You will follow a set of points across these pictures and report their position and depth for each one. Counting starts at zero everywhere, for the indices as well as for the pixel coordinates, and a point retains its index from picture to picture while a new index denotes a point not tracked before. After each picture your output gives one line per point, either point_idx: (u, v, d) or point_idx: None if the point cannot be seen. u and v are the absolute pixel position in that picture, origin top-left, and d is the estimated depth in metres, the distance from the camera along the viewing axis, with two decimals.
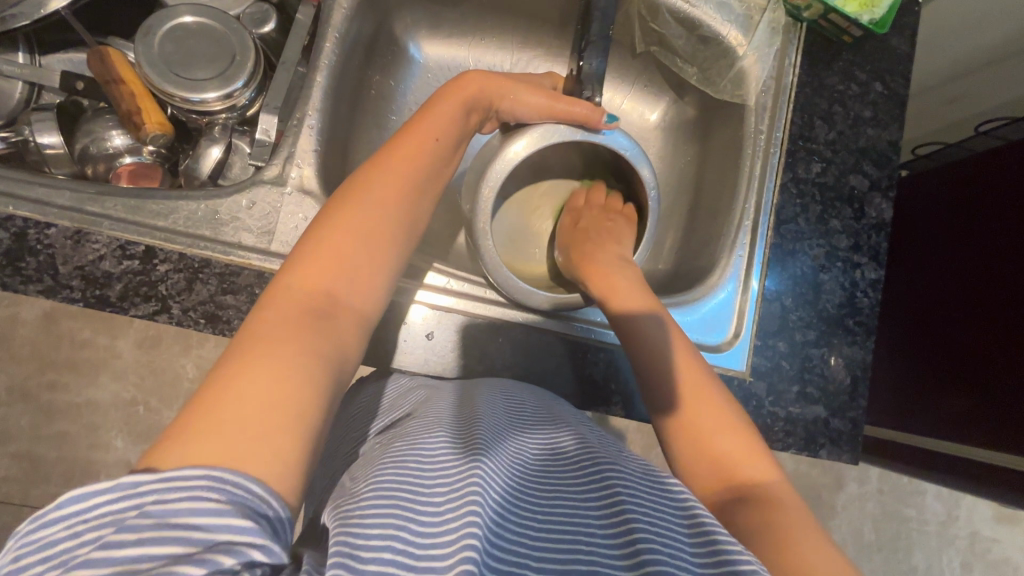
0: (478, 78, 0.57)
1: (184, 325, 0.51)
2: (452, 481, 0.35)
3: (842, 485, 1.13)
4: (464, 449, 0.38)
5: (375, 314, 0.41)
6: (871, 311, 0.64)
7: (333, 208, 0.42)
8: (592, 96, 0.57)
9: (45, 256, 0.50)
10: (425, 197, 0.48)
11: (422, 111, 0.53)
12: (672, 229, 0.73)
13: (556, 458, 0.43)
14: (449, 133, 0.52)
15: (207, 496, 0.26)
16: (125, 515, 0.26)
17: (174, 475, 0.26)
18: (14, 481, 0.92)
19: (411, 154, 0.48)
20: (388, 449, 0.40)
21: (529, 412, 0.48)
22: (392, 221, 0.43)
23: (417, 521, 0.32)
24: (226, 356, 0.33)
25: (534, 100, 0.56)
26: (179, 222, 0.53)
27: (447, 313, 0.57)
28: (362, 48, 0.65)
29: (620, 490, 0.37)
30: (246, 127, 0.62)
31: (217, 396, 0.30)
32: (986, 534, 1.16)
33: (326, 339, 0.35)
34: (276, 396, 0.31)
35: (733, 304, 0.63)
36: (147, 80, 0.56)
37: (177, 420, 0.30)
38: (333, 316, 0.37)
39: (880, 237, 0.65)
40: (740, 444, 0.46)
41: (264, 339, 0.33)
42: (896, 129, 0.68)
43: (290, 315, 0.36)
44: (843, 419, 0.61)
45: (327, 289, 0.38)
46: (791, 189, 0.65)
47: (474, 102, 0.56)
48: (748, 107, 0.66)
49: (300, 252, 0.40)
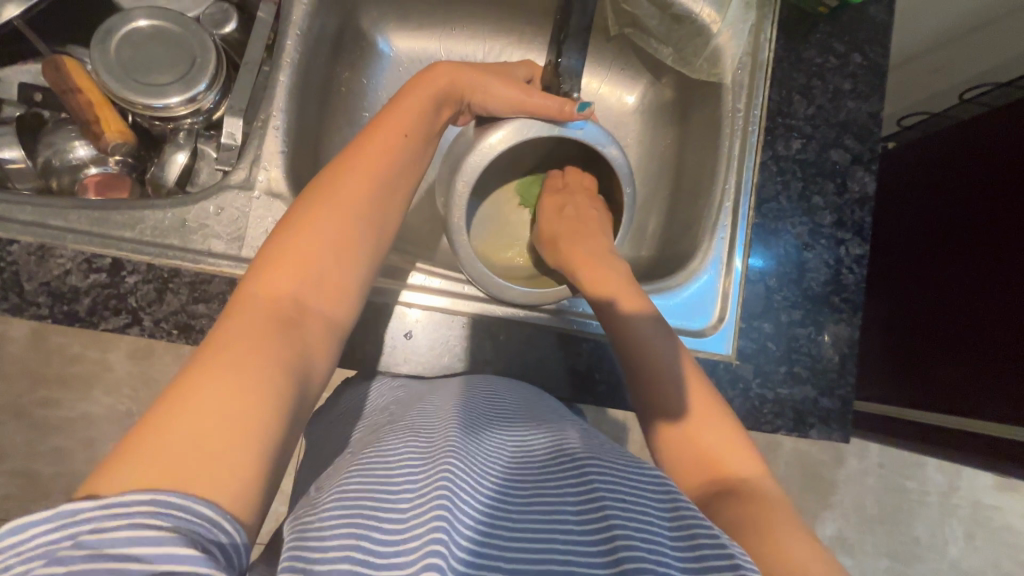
0: (448, 68, 0.55)
1: (156, 337, 0.51)
2: (420, 485, 0.35)
3: (842, 461, 1.13)
4: (434, 450, 0.38)
5: (346, 321, 0.41)
6: (857, 287, 0.63)
7: (297, 212, 0.41)
8: (570, 91, 0.56)
9: (9, 274, 0.49)
10: (398, 194, 0.47)
11: (391, 103, 0.52)
12: (654, 214, 0.72)
13: (533, 451, 0.42)
14: (415, 125, 0.51)
15: (148, 523, 0.25)
16: (59, 545, 0.25)
17: (114, 500, 0.26)
18: (14, 497, 0.91)
19: (373, 150, 0.46)
20: (358, 459, 0.39)
21: (507, 409, 0.47)
22: (357, 224, 0.42)
23: (381, 528, 0.32)
24: (187, 367, 0.32)
25: (504, 91, 0.55)
26: (146, 232, 0.52)
27: (425, 310, 0.57)
28: (328, 45, 0.64)
29: (598, 482, 0.37)
30: (213, 131, 0.61)
31: (171, 414, 0.29)
32: (987, 503, 1.16)
33: (291, 349, 0.35)
34: (237, 410, 0.30)
35: (716, 287, 0.62)
36: (107, 88, 0.55)
37: (123, 441, 0.28)
38: (297, 322, 0.37)
39: (864, 211, 0.64)
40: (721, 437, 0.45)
41: (224, 347, 0.33)
42: (877, 100, 0.66)
43: (253, 323, 0.35)
44: (832, 398, 0.60)
45: (291, 296, 0.37)
46: (770, 167, 0.64)
47: (445, 95, 0.54)
48: (724, 86, 0.65)
49: (261, 259, 0.39)
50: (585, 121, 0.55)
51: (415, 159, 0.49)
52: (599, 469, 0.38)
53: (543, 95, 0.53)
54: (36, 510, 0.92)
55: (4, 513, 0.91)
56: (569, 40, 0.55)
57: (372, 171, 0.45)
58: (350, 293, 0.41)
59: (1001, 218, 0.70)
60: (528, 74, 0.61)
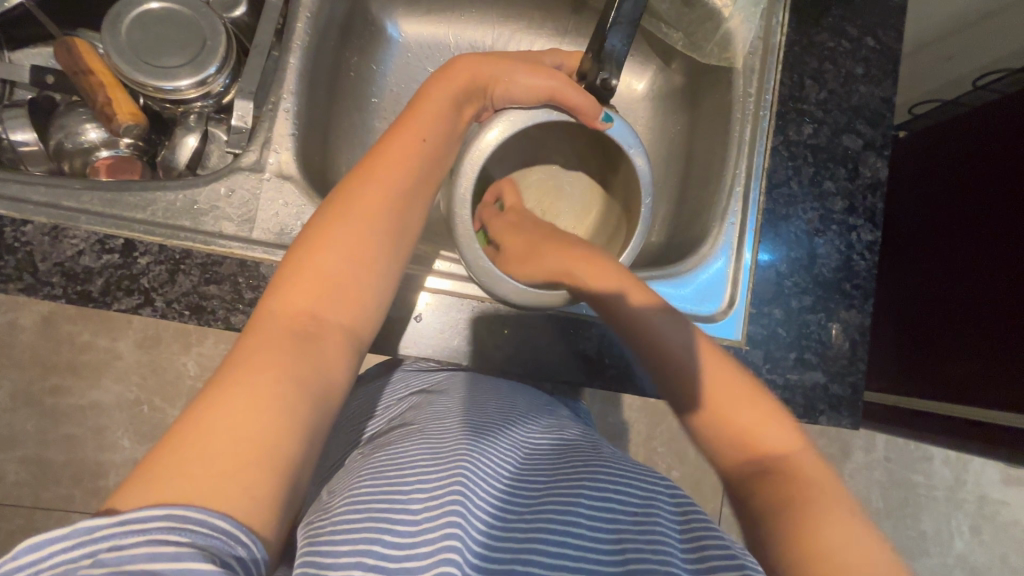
0: (471, 63, 0.53)
1: (168, 318, 0.51)
2: (433, 485, 0.35)
3: (848, 454, 1.12)
4: (445, 453, 0.38)
5: (365, 335, 0.41)
6: (868, 274, 0.62)
7: (314, 226, 0.41)
8: (609, 79, 0.52)
9: (23, 254, 0.49)
10: (415, 205, 0.46)
11: (411, 109, 0.51)
12: (663, 201, 0.71)
13: (545, 457, 0.42)
14: (436, 134, 0.49)
15: (168, 537, 0.25)
16: (77, 565, 0.24)
17: (134, 517, 0.26)
18: (25, 484, 0.92)
19: (391, 160, 0.45)
20: (367, 461, 0.39)
21: (518, 415, 0.47)
22: (375, 239, 0.42)
23: (394, 531, 0.32)
24: (209, 386, 0.32)
25: (535, 82, 0.51)
26: (158, 214, 0.52)
27: (441, 295, 0.57)
28: (337, 29, 0.64)
29: (612, 490, 0.37)
30: (223, 114, 0.61)
31: (195, 430, 0.30)
32: (995, 497, 1.15)
33: (308, 365, 0.35)
34: (251, 427, 0.30)
35: (726, 273, 0.62)
36: (119, 70, 0.55)
37: (147, 457, 0.29)
38: (317, 338, 0.37)
39: (876, 197, 0.64)
40: (761, 419, 0.43)
41: (245, 364, 0.33)
42: (889, 85, 0.66)
43: (273, 339, 0.35)
44: (843, 384, 0.60)
45: (311, 311, 0.38)
46: (782, 151, 0.63)
47: (468, 92, 0.52)
48: (736, 70, 0.64)
49: (283, 273, 0.39)
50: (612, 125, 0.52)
51: (433, 169, 0.48)
52: (613, 477, 0.39)
53: (580, 91, 0.50)
54: (46, 496, 0.92)
55: (16, 499, 0.92)
56: (619, 25, 0.50)
57: (393, 181, 0.45)
58: (371, 306, 0.41)
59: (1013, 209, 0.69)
60: (559, 61, 0.58)
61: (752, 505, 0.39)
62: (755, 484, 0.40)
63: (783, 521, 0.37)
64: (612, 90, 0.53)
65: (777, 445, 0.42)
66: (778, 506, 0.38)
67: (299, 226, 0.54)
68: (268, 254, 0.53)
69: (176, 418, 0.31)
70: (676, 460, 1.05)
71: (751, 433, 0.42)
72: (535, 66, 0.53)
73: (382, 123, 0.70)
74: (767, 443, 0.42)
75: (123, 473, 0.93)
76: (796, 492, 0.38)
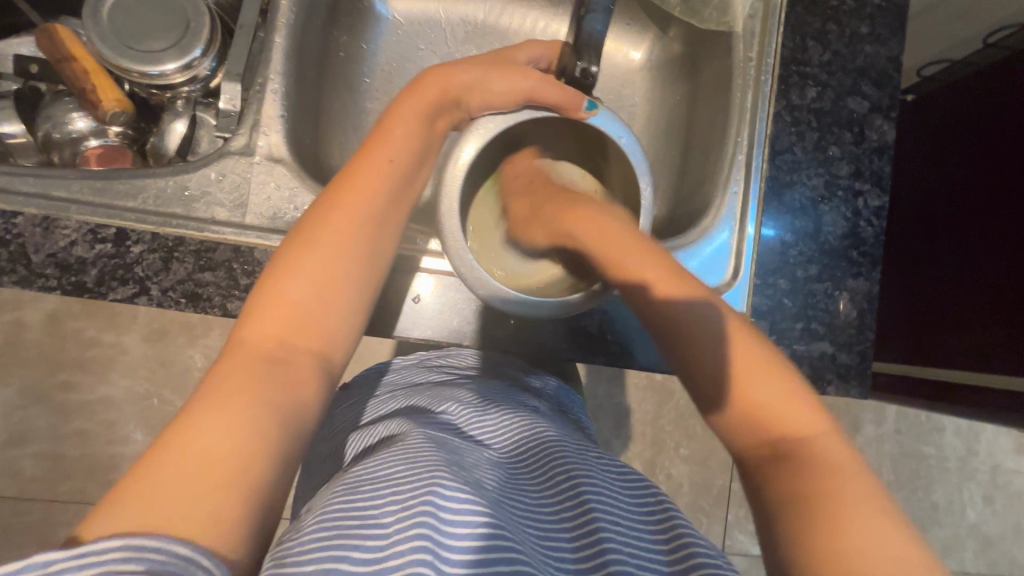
0: (445, 74, 0.50)
1: (164, 306, 0.50)
2: (407, 495, 0.33)
3: (859, 427, 1.12)
4: (424, 462, 0.36)
5: (342, 361, 0.40)
6: (876, 240, 0.61)
7: (288, 247, 0.40)
8: (586, 67, 0.50)
9: (15, 246, 0.49)
10: (388, 228, 0.44)
11: (383, 119, 0.49)
12: (664, 173, 0.69)
13: (532, 469, 0.43)
14: (411, 153, 0.47)
15: (121, 568, 0.24)
16: None
17: (88, 549, 0.25)
18: (41, 479, 0.93)
19: (358, 187, 0.43)
20: (345, 475, 0.38)
21: (507, 427, 0.47)
22: (347, 268, 0.40)
23: (361, 547, 0.31)
24: (179, 414, 0.32)
25: (509, 88, 0.49)
26: (148, 201, 0.51)
27: (444, 276, 0.56)
28: (324, 7, 0.62)
29: (595, 507, 0.38)
30: (211, 99, 0.59)
31: (164, 461, 0.29)
32: (1007, 466, 1.15)
33: (280, 390, 0.34)
34: (222, 453, 0.30)
35: (730, 244, 0.60)
36: (102, 57, 0.54)
37: (114, 489, 0.29)
38: (290, 364, 0.36)
39: (883, 161, 0.62)
40: (785, 402, 0.38)
41: (215, 392, 0.33)
42: (896, 44, 0.63)
43: (243, 368, 0.35)
44: (851, 353, 0.59)
45: (284, 336, 0.37)
46: (785, 117, 0.62)
47: (440, 106, 0.50)
48: (736, 34, 0.62)
49: (255, 299, 0.38)
50: (596, 117, 0.50)
51: (408, 186, 0.46)
52: (595, 491, 0.39)
53: (559, 85, 0.48)
54: (62, 490, 0.93)
55: (33, 494, 0.93)
56: (595, 10, 0.47)
57: (362, 210, 0.42)
58: (344, 329, 0.40)
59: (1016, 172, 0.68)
60: (538, 54, 0.56)
61: (769, 490, 0.36)
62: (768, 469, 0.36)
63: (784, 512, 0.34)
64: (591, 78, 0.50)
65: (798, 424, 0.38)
66: (785, 497, 0.34)
67: (293, 210, 0.53)
68: (261, 239, 0.52)
69: (144, 451, 0.30)
70: (685, 437, 1.04)
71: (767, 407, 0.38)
72: (509, 69, 0.50)
73: (375, 104, 0.68)
74: (786, 423, 0.38)
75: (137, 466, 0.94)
76: (817, 476, 0.34)
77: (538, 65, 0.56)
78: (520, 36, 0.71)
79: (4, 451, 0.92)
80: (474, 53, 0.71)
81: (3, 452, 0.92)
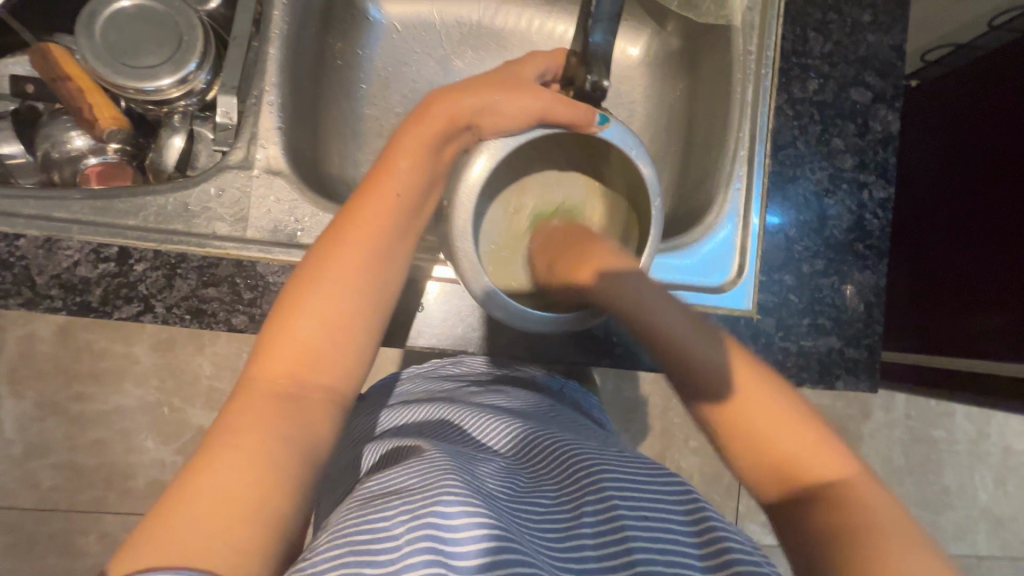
0: (444, 99, 0.49)
1: (170, 323, 0.50)
2: (415, 502, 0.33)
3: (868, 414, 1.11)
4: (434, 470, 0.36)
5: (352, 395, 0.40)
6: (882, 233, 0.60)
7: (293, 284, 0.40)
8: (598, 80, 0.48)
9: (20, 269, 0.49)
10: (396, 260, 0.44)
11: (386, 149, 0.48)
12: (665, 169, 0.68)
13: (551, 468, 0.43)
14: (412, 184, 0.46)
15: None
16: None
17: None
18: (57, 489, 0.94)
19: (368, 219, 0.43)
20: (359, 489, 0.38)
21: (524, 432, 0.47)
22: (351, 301, 0.40)
23: (374, 563, 0.30)
24: (193, 458, 0.32)
25: (508, 103, 0.48)
26: (149, 219, 0.52)
27: (453, 283, 0.56)
28: (317, 15, 0.62)
29: (618, 501, 0.38)
30: (209, 112, 0.59)
31: (180, 504, 0.30)
32: (1017, 448, 1.14)
33: (294, 426, 0.35)
34: (237, 491, 0.31)
35: (735, 241, 0.60)
36: (97, 75, 0.54)
37: (135, 533, 0.29)
38: (302, 401, 0.36)
39: (887, 152, 0.61)
40: (796, 435, 0.40)
41: (227, 435, 0.33)
42: (899, 32, 0.62)
43: (257, 406, 0.35)
44: (859, 347, 0.58)
45: (293, 374, 0.37)
46: (786, 111, 0.61)
47: (448, 134, 0.48)
48: (734, 28, 0.61)
49: (262, 339, 0.38)
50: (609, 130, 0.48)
51: (412, 220, 0.46)
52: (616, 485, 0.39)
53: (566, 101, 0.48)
54: (79, 500, 0.94)
55: (50, 504, 0.94)
56: (602, 20, 0.46)
57: (364, 241, 0.42)
58: (357, 355, 0.40)
59: (1010, 164, 0.68)
60: (541, 65, 0.55)
61: (806, 535, 0.36)
62: (797, 511, 0.38)
63: (818, 546, 0.35)
64: (603, 91, 0.49)
65: (822, 470, 0.39)
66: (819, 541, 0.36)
67: (294, 223, 0.54)
68: (263, 253, 0.52)
69: (161, 496, 0.31)
70: (694, 430, 1.04)
71: (781, 445, 0.40)
72: (511, 89, 0.48)
73: (371, 109, 0.68)
74: (807, 469, 0.39)
75: (152, 474, 0.95)
76: (833, 521, 0.36)
77: (545, 78, 0.56)
78: (515, 36, 0.71)
79: (20, 465, 0.93)
80: (470, 55, 0.70)
81: (19, 465, 0.93)
